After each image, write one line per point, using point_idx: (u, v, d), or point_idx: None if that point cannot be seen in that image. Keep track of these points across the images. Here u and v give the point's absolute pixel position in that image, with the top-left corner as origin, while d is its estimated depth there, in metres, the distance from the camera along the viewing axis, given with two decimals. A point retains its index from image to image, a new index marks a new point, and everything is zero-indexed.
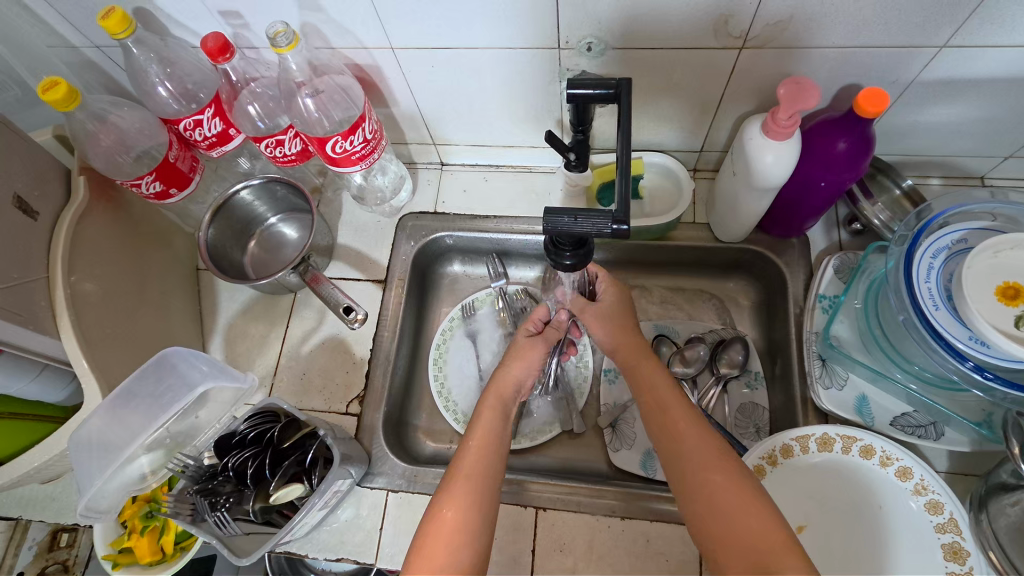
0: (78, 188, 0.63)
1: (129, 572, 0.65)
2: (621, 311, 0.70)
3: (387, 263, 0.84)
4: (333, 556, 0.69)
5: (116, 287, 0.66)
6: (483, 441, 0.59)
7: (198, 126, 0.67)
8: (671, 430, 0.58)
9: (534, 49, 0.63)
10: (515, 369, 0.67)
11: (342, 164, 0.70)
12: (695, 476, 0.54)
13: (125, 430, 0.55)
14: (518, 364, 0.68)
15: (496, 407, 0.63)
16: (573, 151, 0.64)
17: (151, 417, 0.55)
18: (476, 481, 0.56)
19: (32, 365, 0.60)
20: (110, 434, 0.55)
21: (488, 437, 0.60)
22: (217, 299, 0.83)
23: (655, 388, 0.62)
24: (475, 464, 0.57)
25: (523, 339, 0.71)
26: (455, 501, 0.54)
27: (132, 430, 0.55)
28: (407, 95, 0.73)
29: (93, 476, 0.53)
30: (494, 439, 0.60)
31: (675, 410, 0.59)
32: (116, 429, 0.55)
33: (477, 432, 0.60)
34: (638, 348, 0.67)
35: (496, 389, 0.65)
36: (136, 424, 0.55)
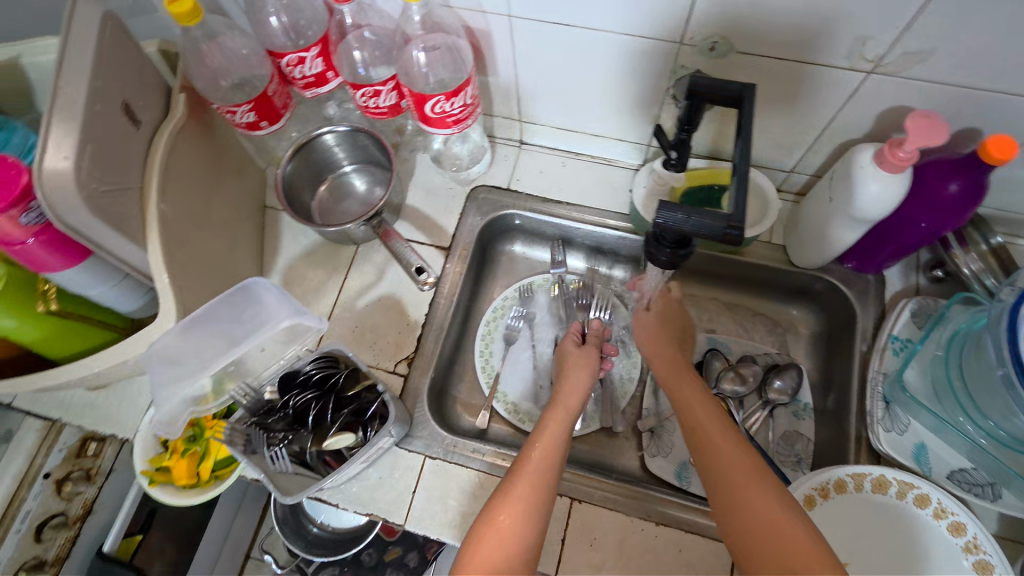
0: (178, 105, 0.63)
1: (165, 491, 0.65)
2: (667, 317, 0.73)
3: (453, 231, 0.84)
4: (363, 511, 0.69)
5: (196, 204, 0.66)
6: (546, 449, 0.58)
7: (300, 64, 0.67)
8: (709, 444, 0.57)
9: (655, 40, 0.62)
10: (577, 377, 0.68)
11: (434, 125, 0.69)
12: (731, 490, 0.52)
13: (203, 348, 0.55)
14: (579, 372, 0.69)
15: (564, 419, 0.62)
16: (675, 150, 0.63)
17: (227, 339, 0.56)
18: (523, 497, 0.54)
19: (116, 272, 0.56)
20: (188, 351, 0.55)
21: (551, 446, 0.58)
22: (280, 239, 0.83)
23: (695, 405, 0.61)
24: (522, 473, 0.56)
25: (573, 353, 0.72)
26: (510, 508, 0.53)
27: (207, 353, 0.55)
28: (509, 66, 0.72)
29: (167, 391, 0.53)
30: (551, 453, 0.58)
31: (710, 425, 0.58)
32: (192, 348, 0.56)
33: (544, 439, 0.59)
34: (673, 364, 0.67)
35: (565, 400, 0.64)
36: (211, 346, 0.56)
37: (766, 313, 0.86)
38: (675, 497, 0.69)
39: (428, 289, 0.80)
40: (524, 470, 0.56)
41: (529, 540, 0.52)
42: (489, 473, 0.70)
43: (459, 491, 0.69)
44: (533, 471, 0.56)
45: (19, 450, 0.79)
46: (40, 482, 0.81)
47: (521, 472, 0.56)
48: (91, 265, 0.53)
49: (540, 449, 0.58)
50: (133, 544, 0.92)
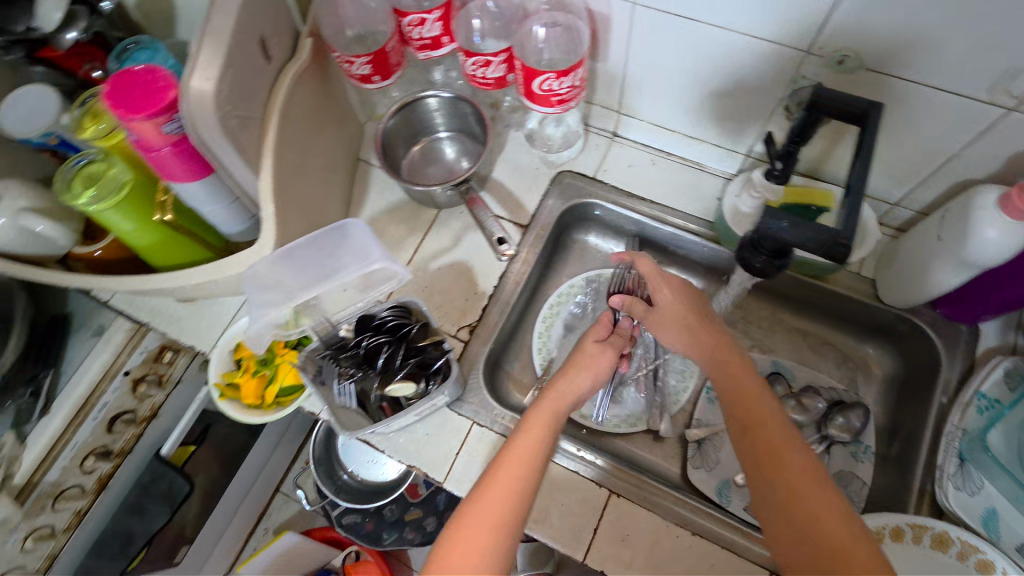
0: (304, 48, 0.66)
1: (232, 406, 0.70)
2: (684, 302, 0.64)
3: (533, 211, 0.84)
4: (406, 462, 0.71)
5: (305, 140, 0.69)
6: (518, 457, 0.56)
7: (420, 25, 0.69)
8: (772, 454, 0.52)
9: (781, 46, 0.60)
10: (579, 378, 0.63)
11: (538, 102, 0.70)
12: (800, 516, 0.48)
13: (296, 278, 0.60)
14: (583, 373, 0.63)
15: (550, 417, 0.59)
16: (781, 161, 0.61)
17: (319, 274, 0.61)
18: (492, 513, 0.52)
19: (229, 193, 0.60)
20: (283, 278, 0.61)
21: (522, 453, 0.56)
22: (367, 192, 0.87)
23: (754, 408, 0.55)
24: (494, 481, 0.54)
25: (582, 349, 0.66)
26: (484, 512, 0.52)
27: (299, 282, 0.60)
28: (621, 54, 0.72)
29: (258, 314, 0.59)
30: (524, 458, 0.56)
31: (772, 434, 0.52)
32: (285, 277, 0.61)
33: (529, 437, 0.57)
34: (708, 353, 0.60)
35: (556, 395, 0.61)
36: (305, 277, 0.60)
37: (839, 347, 0.82)
38: (716, 511, 0.68)
39: (504, 261, 0.81)
40: (493, 481, 0.54)
41: (506, 553, 0.51)
42: None
43: (500, 461, 0.71)
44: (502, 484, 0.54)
45: (109, 343, 0.86)
46: (119, 378, 0.87)
47: (501, 467, 0.55)
48: (211, 180, 0.57)
49: (513, 457, 0.56)
50: (186, 452, 1.02)
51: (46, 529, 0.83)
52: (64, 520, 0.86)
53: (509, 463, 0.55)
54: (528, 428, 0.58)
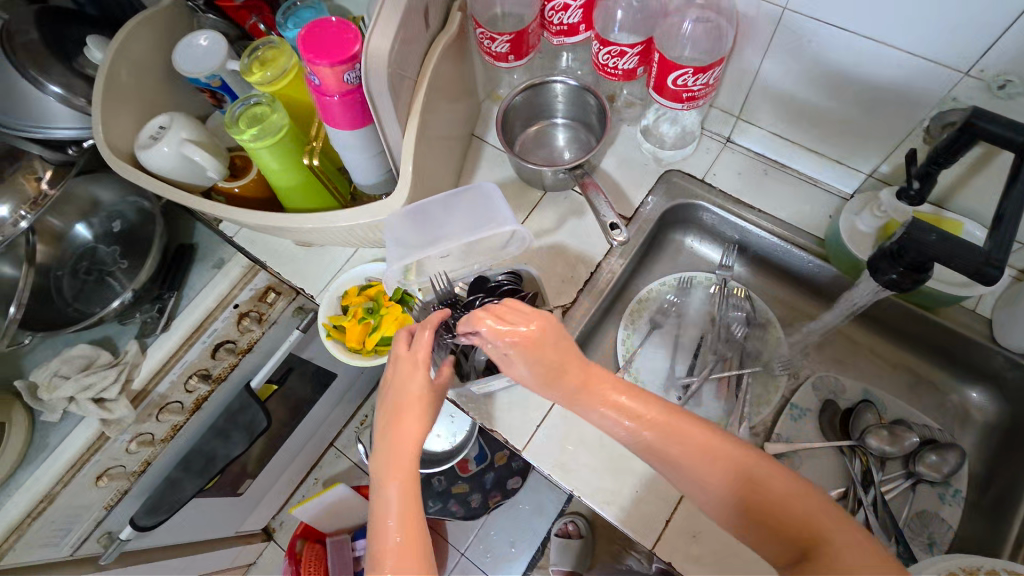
0: (454, 21, 0.70)
1: (336, 346, 0.76)
2: (549, 351, 0.57)
3: (637, 205, 0.85)
4: (489, 426, 0.74)
5: (439, 105, 0.73)
6: (411, 413, 0.57)
7: (563, 11, 0.72)
8: (700, 452, 0.51)
9: (935, 64, 0.59)
10: (410, 420, 0.57)
11: (667, 96, 0.71)
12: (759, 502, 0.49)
13: (430, 230, 0.69)
14: (414, 416, 0.57)
15: (402, 472, 0.54)
16: (919, 180, 0.60)
17: (450, 229, 0.69)
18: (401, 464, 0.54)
19: (375, 146, 0.64)
20: (420, 227, 0.69)
21: (410, 400, 0.58)
22: (478, 168, 0.90)
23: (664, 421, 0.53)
24: (400, 429, 0.57)
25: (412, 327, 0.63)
26: None
27: (433, 233, 0.69)
28: (756, 58, 0.72)
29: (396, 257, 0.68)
30: (416, 407, 0.58)
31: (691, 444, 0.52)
32: (423, 227, 0.69)
33: (382, 499, 0.52)
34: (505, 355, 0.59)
35: (396, 447, 0.55)
36: (437, 231, 0.69)
37: (936, 387, 0.79)
38: None
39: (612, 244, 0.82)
40: (398, 436, 0.56)
41: None
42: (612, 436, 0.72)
43: (579, 440, 0.72)
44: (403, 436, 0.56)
45: (227, 276, 0.93)
46: (228, 310, 0.92)
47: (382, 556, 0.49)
48: (365, 132, 0.61)
49: (407, 408, 0.58)
50: (266, 390, 1.06)
51: (148, 435, 0.92)
52: (163, 431, 0.94)
53: (407, 417, 0.57)
54: (411, 379, 0.59)
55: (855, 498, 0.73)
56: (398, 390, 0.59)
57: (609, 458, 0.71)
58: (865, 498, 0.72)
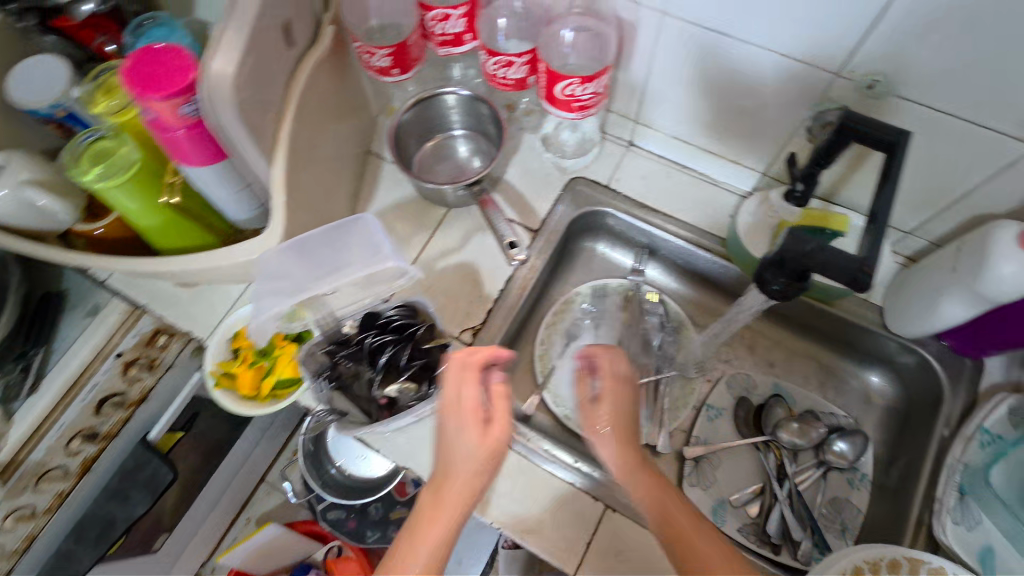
0: (325, 36, 0.65)
1: (227, 396, 0.69)
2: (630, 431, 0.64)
3: (544, 216, 0.83)
4: (402, 464, 0.71)
5: (321, 128, 0.68)
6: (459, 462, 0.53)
7: (444, 20, 0.68)
8: (665, 510, 0.58)
9: (808, 65, 0.59)
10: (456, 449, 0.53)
11: (559, 106, 0.69)
12: (685, 533, 0.57)
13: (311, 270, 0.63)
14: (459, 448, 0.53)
15: (450, 506, 0.52)
16: (802, 181, 0.60)
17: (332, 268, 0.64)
18: (445, 513, 0.51)
19: (240, 179, 0.58)
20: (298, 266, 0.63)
21: (463, 451, 0.53)
22: (377, 187, 0.85)
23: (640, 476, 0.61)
24: (452, 453, 0.53)
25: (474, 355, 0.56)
26: None
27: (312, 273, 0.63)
28: (644, 63, 0.71)
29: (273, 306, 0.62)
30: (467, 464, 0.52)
31: (655, 490, 0.60)
32: (301, 267, 0.63)
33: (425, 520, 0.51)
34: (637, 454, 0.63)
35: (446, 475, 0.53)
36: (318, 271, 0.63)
37: (840, 374, 0.82)
38: None
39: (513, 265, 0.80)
40: (445, 481, 0.52)
41: None
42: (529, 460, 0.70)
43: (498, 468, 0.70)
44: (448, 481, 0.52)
45: (104, 323, 0.84)
46: (110, 360, 0.85)
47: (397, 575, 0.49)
48: (221, 166, 0.55)
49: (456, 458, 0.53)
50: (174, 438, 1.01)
51: (27, 509, 0.81)
52: (45, 502, 0.83)
53: (455, 466, 0.53)
54: (469, 426, 0.53)
55: (772, 493, 0.74)
56: (456, 439, 0.53)
57: (529, 482, 0.69)
58: (781, 491, 0.73)
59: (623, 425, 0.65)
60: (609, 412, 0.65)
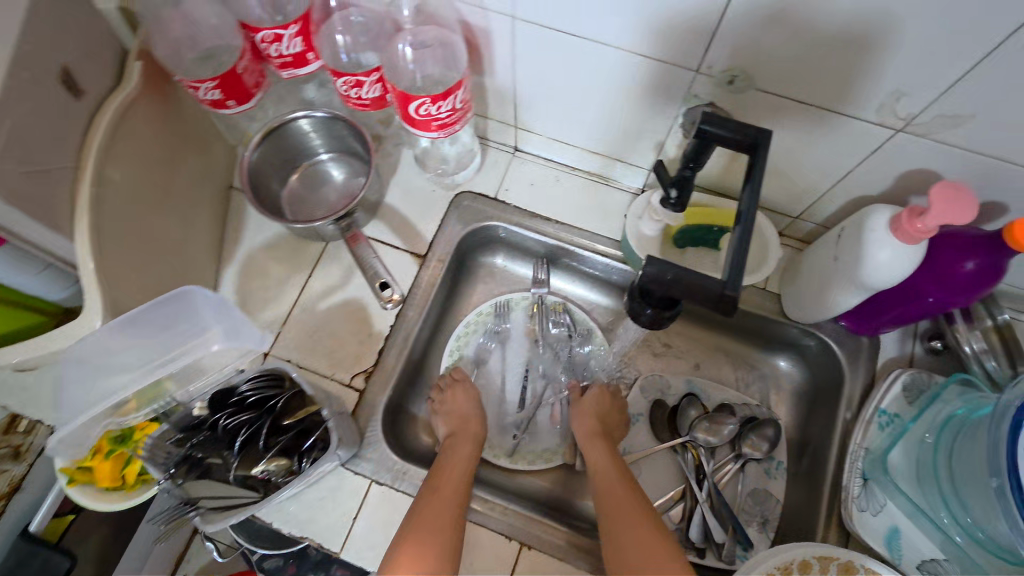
0: (132, 73, 0.58)
1: (83, 494, 0.60)
2: (602, 409, 0.72)
3: (431, 238, 0.78)
4: (299, 533, 0.64)
5: (146, 181, 0.60)
6: (450, 472, 0.63)
7: (276, 41, 0.60)
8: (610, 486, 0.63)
9: (668, 63, 0.56)
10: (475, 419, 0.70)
11: (418, 127, 0.63)
12: (619, 515, 0.59)
13: (124, 359, 0.53)
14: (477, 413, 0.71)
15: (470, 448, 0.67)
16: (676, 187, 0.57)
17: (155, 352, 0.53)
18: (443, 493, 0.60)
19: (39, 261, 0.53)
20: (105, 355, 0.52)
21: (460, 467, 0.64)
22: (243, 227, 0.77)
23: (608, 470, 0.65)
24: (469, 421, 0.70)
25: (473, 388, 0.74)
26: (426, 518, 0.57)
27: (124, 361, 0.53)
28: (508, 69, 0.65)
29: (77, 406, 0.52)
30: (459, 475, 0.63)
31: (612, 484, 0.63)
32: (107, 356, 0.52)
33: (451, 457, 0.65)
34: (606, 443, 0.68)
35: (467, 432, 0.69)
36: (135, 358, 0.53)
37: (752, 362, 0.81)
38: None
39: (392, 308, 0.73)
40: (440, 489, 0.61)
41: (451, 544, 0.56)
42: None
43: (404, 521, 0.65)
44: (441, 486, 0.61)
45: None
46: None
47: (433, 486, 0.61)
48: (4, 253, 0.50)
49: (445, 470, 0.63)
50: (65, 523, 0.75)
51: None
52: None
53: (445, 477, 0.62)
54: (457, 442, 0.67)
55: (693, 496, 0.71)
56: (451, 458, 0.65)
57: None
58: (700, 493, 0.71)
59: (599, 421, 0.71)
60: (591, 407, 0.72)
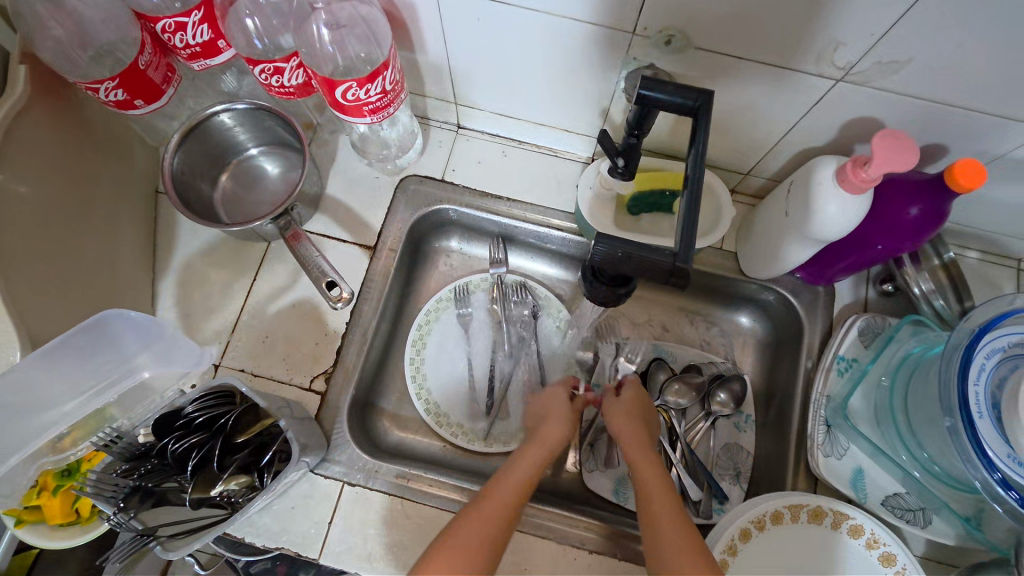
0: (17, 81, 0.53)
1: (34, 533, 0.57)
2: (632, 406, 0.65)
3: (380, 228, 0.74)
4: (273, 545, 0.62)
5: (54, 201, 0.56)
6: (513, 479, 0.55)
7: (179, 31, 0.54)
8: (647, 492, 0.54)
9: (602, 26, 0.53)
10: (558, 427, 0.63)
11: (350, 113, 0.59)
12: (658, 526, 0.50)
13: (50, 393, 0.49)
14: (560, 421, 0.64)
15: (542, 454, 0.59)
16: (623, 157, 0.56)
17: (82, 381, 0.51)
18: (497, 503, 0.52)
19: None
20: (27, 391, 0.48)
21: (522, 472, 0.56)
22: (176, 234, 0.72)
23: (648, 472, 0.56)
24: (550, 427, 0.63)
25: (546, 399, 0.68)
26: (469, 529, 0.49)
27: (53, 393, 0.49)
28: (439, 43, 0.62)
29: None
30: (524, 480, 0.55)
31: (657, 488, 0.54)
32: (31, 391, 0.48)
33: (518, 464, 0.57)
34: (643, 444, 0.60)
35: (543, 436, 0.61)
36: (59, 388, 0.50)
37: (716, 321, 0.81)
38: (597, 512, 0.69)
39: (341, 307, 0.66)
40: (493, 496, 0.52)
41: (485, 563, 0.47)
42: (402, 497, 0.64)
43: (379, 519, 0.63)
44: (492, 507, 0.51)
45: None
46: None
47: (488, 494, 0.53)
48: None
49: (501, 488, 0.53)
50: (28, 558, 0.74)
51: None
52: None
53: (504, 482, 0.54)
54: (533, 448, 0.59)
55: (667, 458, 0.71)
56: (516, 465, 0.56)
57: (422, 527, 0.63)
58: (675, 456, 0.71)
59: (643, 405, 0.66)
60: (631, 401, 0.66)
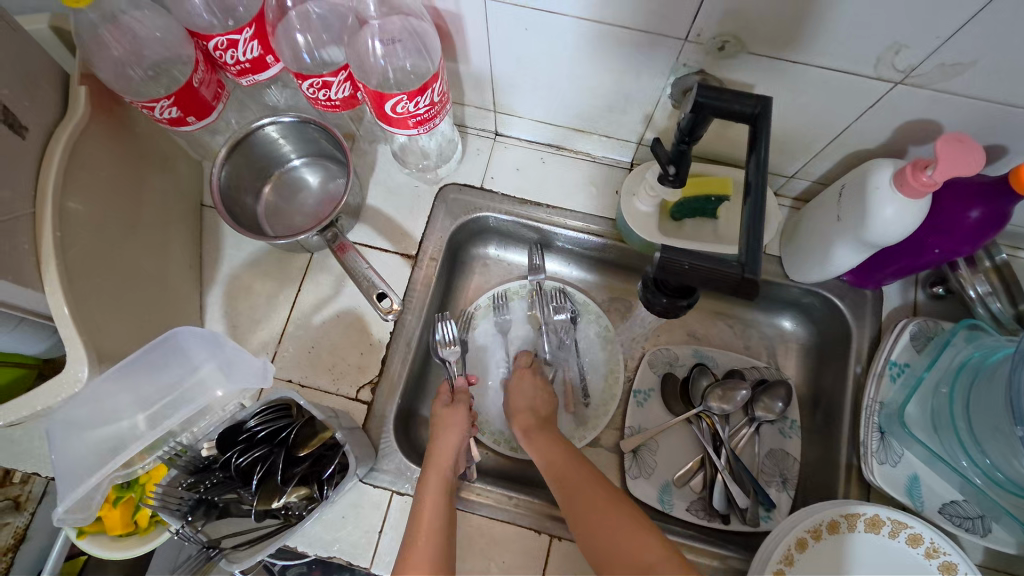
0: (78, 100, 0.54)
1: (97, 544, 0.58)
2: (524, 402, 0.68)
3: (421, 237, 0.75)
4: (325, 554, 0.63)
5: (109, 220, 0.56)
6: (433, 504, 0.57)
7: (231, 48, 0.55)
8: (570, 492, 0.59)
9: (652, 32, 0.53)
10: (451, 437, 0.63)
11: (395, 125, 0.59)
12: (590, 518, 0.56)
13: (113, 408, 0.50)
14: (449, 431, 0.64)
15: (441, 474, 0.60)
16: (674, 164, 0.55)
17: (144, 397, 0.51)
18: (426, 540, 0.54)
19: (8, 318, 0.50)
20: (98, 407, 0.50)
21: (437, 500, 0.57)
22: (221, 246, 0.73)
23: (556, 470, 0.61)
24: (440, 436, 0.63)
25: (442, 410, 0.67)
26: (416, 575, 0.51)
27: (122, 408, 0.50)
28: (484, 53, 0.62)
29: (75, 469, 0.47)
30: (440, 517, 0.56)
31: (577, 485, 0.59)
32: (99, 406, 0.50)
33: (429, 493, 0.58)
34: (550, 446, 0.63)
35: (440, 450, 0.62)
36: (125, 401, 0.50)
37: (759, 325, 0.80)
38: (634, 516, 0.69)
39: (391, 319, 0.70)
40: (418, 534, 0.55)
41: None
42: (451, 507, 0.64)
43: None
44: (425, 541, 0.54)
45: None
46: None
47: (416, 533, 0.55)
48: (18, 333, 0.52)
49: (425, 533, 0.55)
50: (78, 563, 0.76)
51: None
52: None
53: (426, 516, 0.56)
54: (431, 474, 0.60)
55: (712, 464, 0.70)
56: (429, 499, 0.58)
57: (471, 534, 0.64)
58: (720, 462, 0.70)
59: (533, 414, 0.67)
60: (524, 420, 0.67)
